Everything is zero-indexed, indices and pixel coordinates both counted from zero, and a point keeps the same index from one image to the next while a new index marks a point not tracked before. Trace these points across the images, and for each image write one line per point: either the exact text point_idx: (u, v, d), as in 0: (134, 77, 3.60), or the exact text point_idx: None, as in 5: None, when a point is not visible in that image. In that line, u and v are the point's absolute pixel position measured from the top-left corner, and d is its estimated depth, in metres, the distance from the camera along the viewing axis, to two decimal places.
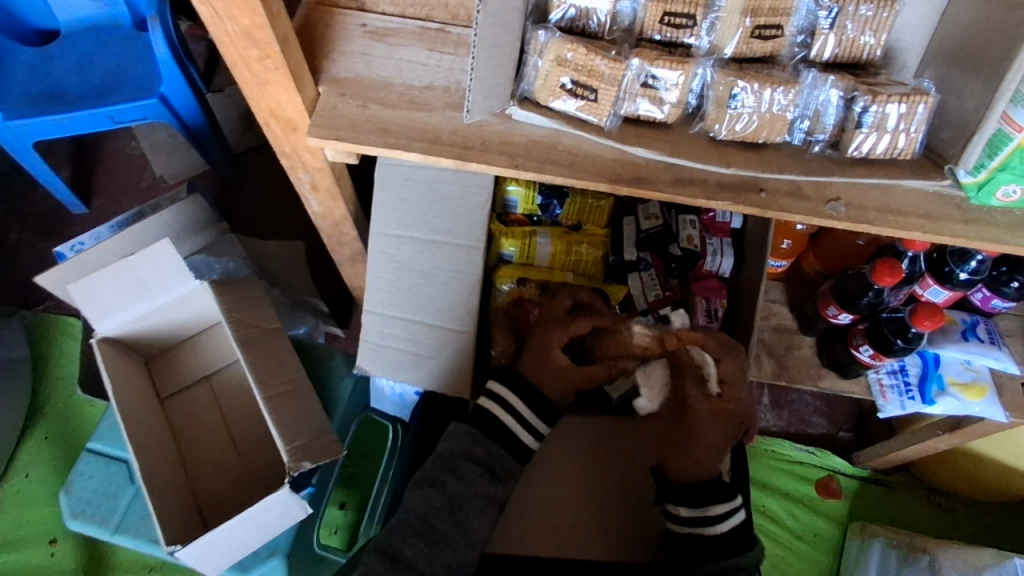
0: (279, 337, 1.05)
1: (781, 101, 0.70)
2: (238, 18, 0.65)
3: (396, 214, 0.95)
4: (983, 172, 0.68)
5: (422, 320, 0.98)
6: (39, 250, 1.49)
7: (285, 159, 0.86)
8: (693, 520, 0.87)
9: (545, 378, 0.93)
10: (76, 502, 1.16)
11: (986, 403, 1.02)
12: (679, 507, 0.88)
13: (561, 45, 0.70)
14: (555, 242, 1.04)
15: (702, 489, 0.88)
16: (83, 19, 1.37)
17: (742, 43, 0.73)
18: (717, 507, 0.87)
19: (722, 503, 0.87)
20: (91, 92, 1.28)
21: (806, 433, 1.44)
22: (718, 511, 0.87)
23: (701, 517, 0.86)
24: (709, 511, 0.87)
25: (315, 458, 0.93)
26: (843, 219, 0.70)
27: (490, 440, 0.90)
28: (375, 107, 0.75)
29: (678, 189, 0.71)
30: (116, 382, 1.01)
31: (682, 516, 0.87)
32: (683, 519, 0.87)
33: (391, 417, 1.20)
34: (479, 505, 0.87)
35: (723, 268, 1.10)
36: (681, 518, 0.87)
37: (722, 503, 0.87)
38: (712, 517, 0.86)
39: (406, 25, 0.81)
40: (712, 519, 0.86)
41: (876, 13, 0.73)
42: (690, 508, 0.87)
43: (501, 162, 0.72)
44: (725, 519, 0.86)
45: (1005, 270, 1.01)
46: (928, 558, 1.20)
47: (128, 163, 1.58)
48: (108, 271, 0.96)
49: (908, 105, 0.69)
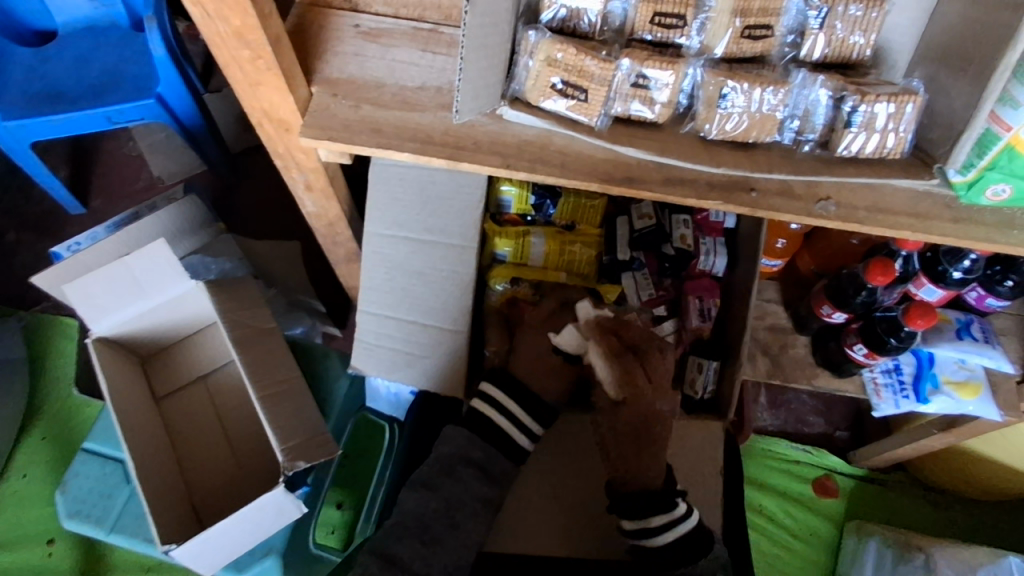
0: (274, 337, 1.05)
1: (770, 101, 0.71)
2: (230, 19, 0.65)
3: (390, 214, 0.96)
4: (972, 172, 0.68)
5: (415, 320, 0.99)
6: (37, 251, 1.49)
7: (279, 160, 0.87)
8: (635, 532, 0.84)
9: (545, 380, 0.93)
10: (72, 502, 1.16)
11: (980, 402, 1.02)
12: (623, 519, 0.84)
13: (552, 45, 0.71)
14: (549, 242, 1.05)
15: (639, 500, 0.84)
16: (79, 20, 1.37)
17: (732, 43, 0.73)
18: (656, 519, 0.82)
19: (661, 514, 0.82)
20: (87, 92, 1.29)
21: (802, 432, 1.44)
22: (656, 524, 0.82)
23: (643, 529, 0.83)
24: (649, 523, 0.83)
25: (309, 458, 0.94)
26: (834, 218, 0.70)
27: (486, 442, 0.91)
28: (368, 108, 0.75)
29: (669, 188, 0.71)
30: (112, 382, 1.01)
31: (627, 528, 0.84)
32: (628, 530, 0.85)
33: (387, 417, 1.20)
34: (475, 508, 0.87)
35: (716, 268, 1.11)
36: (626, 530, 0.85)
37: (662, 514, 0.82)
38: (653, 529, 0.82)
39: (398, 26, 0.81)
40: (653, 531, 0.82)
41: (865, 13, 0.74)
42: (630, 521, 0.83)
43: (492, 162, 0.72)
44: (667, 529, 0.82)
45: (999, 269, 1.01)
46: (924, 557, 1.20)
47: (125, 163, 1.58)
48: (104, 271, 0.97)
49: (897, 105, 0.70)
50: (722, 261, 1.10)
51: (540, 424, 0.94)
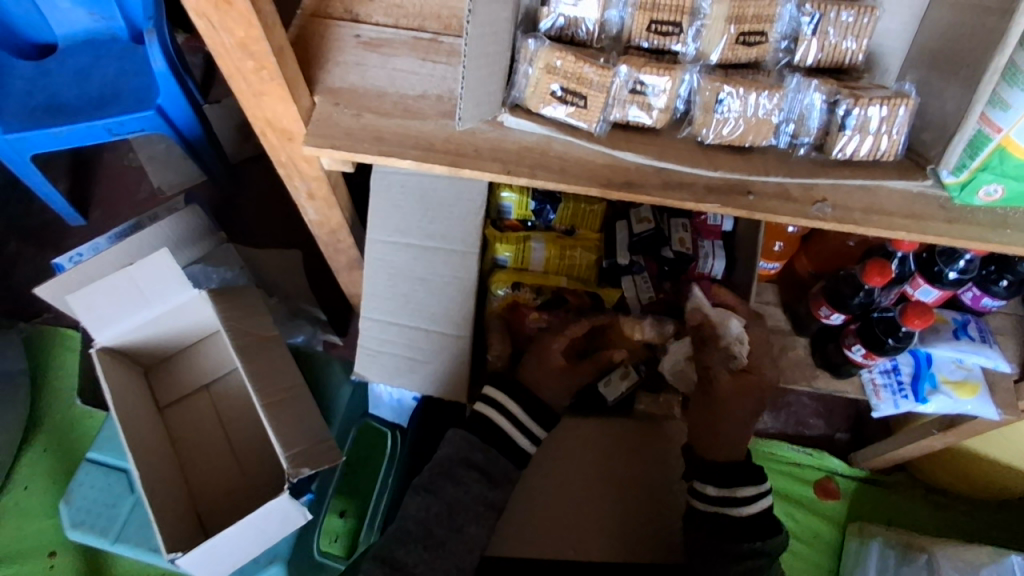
0: (278, 345, 1.06)
1: (766, 105, 0.72)
2: (233, 31, 0.66)
3: (391, 221, 0.97)
4: (964, 172, 0.69)
5: (417, 325, 1.00)
6: (38, 262, 1.50)
7: (281, 168, 0.88)
8: (718, 499, 0.88)
9: (550, 388, 0.97)
10: (76, 513, 1.17)
11: (979, 401, 1.04)
12: (707, 485, 0.89)
13: (551, 53, 0.72)
14: (549, 247, 1.05)
15: (727, 470, 0.90)
16: (80, 33, 1.39)
17: (727, 49, 0.75)
18: (744, 489, 0.88)
19: (751, 486, 0.89)
20: (88, 105, 1.30)
21: (803, 435, 1.45)
22: (745, 493, 0.88)
23: (728, 497, 0.88)
24: (735, 493, 0.88)
25: (314, 464, 0.94)
26: (830, 220, 0.72)
27: (488, 445, 0.91)
28: (370, 116, 0.76)
29: (668, 192, 0.73)
30: (117, 393, 1.02)
31: (710, 495, 0.88)
32: (710, 498, 0.88)
33: (389, 424, 1.18)
34: (478, 510, 0.88)
35: (715, 271, 1.11)
36: (708, 497, 0.88)
37: (750, 485, 0.89)
38: (738, 498, 0.88)
39: (398, 35, 0.82)
40: (738, 501, 0.88)
41: (857, 18, 0.75)
42: (718, 487, 0.88)
43: (493, 168, 0.73)
44: (751, 500, 0.88)
45: (994, 269, 1.03)
46: (927, 557, 1.19)
47: (126, 174, 1.59)
48: (107, 281, 0.97)
49: (889, 108, 0.71)
50: (720, 264, 1.10)
51: (542, 427, 0.95)
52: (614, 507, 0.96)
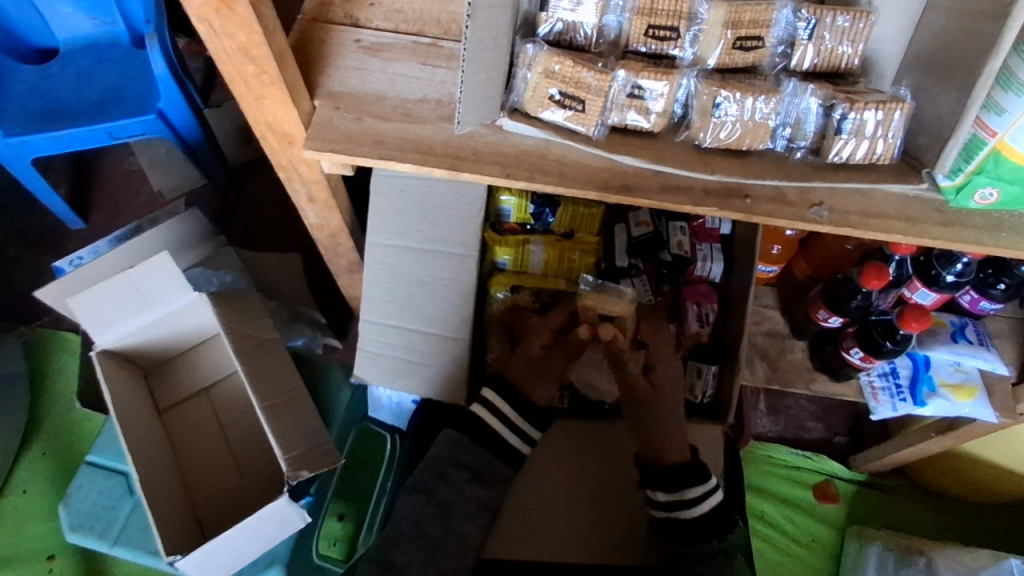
0: (277, 348, 1.06)
1: (762, 109, 0.73)
2: (234, 35, 0.67)
3: (391, 225, 0.97)
4: (960, 176, 0.70)
5: (417, 328, 1.00)
6: (38, 266, 1.50)
7: (281, 172, 0.88)
8: (669, 504, 0.87)
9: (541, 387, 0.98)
10: (75, 516, 1.17)
11: (976, 404, 1.03)
12: (656, 491, 0.88)
13: (549, 58, 0.72)
14: (548, 250, 1.06)
15: (676, 471, 0.88)
16: (81, 37, 1.40)
17: (724, 54, 0.76)
18: (692, 491, 0.87)
19: (699, 485, 0.87)
20: (89, 109, 1.30)
21: (802, 438, 1.45)
22: (693, 494, 0.87)
23: (677, 501, 0.87)
24: (684, 495, 0.87)
25: (313, 467, 0.94)
26: (827, 222, 0.72)
27: (478, 445, 0.93)
28: (370, 120, 0.77)
29: (665, 196, 0.73)
30: (116, 395, 1.02)
31: (660, 501, 0.88)
32: (660, 503, 0.88)
33: (389, 427, 1.19)
34: (471, 510, 0.88)
35: (713, 273, 1.12)
36: (657, 503, 0.88)
37: (698, 485, 0.87)
38: (689, 500, 0.86)
39: (399, 40, 0.83)
40: (687, 502, 0.86)
41: (853, 23, 0.76)
42: (665, 492, 0.87)
43: (493, 172, 0.74)
44: (701, 500, 0.87)
45: (990, 272, 1.03)
46: (925, 560, 1.21)
47: (126, 178, 1.60)
48: (107, 284, 0.98)
49: (885, 112, 0.71)
50: (716, 268, 1.12)
51: (537, 427, 0.96)
52: (613, 509, 0.97)
